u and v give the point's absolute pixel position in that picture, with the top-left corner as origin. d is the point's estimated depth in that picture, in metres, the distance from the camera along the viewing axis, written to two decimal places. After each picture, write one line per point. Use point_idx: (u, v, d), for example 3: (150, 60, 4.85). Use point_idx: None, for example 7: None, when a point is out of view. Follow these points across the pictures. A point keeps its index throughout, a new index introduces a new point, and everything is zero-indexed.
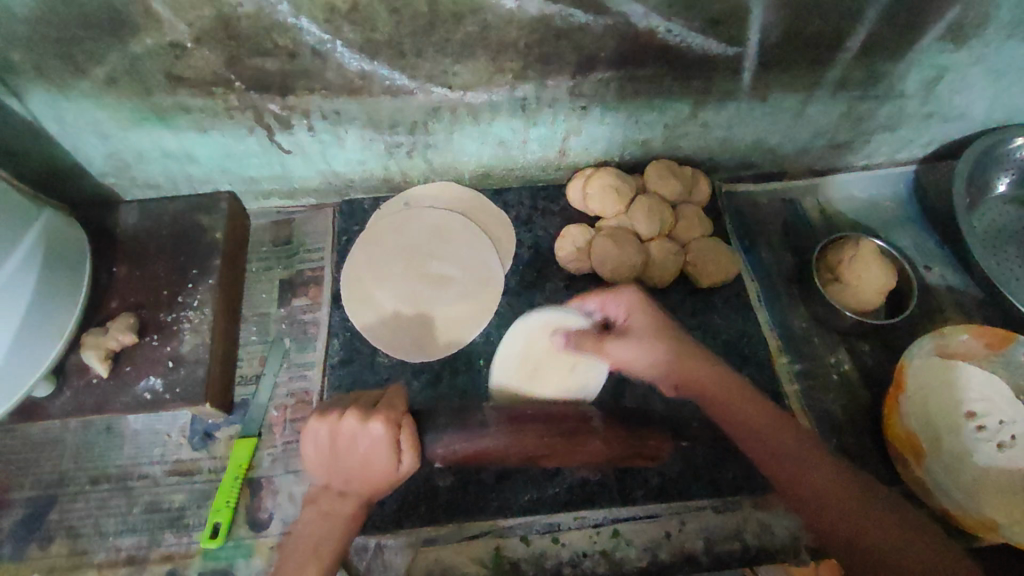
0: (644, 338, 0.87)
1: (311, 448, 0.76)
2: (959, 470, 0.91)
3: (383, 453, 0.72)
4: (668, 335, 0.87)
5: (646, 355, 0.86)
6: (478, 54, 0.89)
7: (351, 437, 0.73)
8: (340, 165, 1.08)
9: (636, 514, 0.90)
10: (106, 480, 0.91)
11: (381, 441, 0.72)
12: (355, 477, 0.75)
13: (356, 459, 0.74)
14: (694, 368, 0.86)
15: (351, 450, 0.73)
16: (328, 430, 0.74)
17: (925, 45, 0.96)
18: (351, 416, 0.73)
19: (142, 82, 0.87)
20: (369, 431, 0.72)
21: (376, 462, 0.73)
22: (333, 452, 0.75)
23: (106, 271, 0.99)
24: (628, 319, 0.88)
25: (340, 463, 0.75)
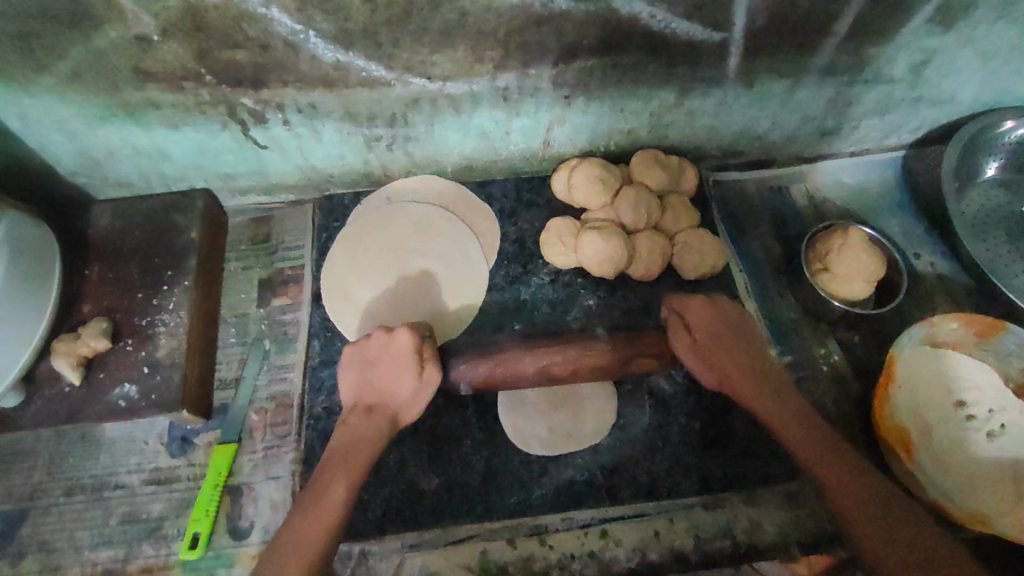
0: (706, 333, 0.89)
1: (347, 373, 0.84)
2: (948, 463, 0.91)
3: (407, 357, 0.82)
4: (732, 332, 0.90)
5: (705, 343, 0.89)
6: (457, 43, 0.86)
7: (380, 348, 0.83)
8: (318, 160, 1.05)
9: (625, 514, 0.89)
10: (81, 491, 0.89)
11: (406, 345, 0.82)
12: (384, 391, 0.81)
13: (384, 369, 0.82)
14: (750, 363, 0.88)
15: (379, 361, 0.83)
16: (359, 349, 0.84)
17: (914, 28, 0.94)
18: (379, 330, 0.84)
19: (107, 77, 0.84)
20: (396, 337, 0.83)
21: (403, 368, 0.81)
22: (362, 370, 0.83)
23: (77, 274, 0.96)
24: (696, 314, 0.91)
25: (369, 377, 0.82)
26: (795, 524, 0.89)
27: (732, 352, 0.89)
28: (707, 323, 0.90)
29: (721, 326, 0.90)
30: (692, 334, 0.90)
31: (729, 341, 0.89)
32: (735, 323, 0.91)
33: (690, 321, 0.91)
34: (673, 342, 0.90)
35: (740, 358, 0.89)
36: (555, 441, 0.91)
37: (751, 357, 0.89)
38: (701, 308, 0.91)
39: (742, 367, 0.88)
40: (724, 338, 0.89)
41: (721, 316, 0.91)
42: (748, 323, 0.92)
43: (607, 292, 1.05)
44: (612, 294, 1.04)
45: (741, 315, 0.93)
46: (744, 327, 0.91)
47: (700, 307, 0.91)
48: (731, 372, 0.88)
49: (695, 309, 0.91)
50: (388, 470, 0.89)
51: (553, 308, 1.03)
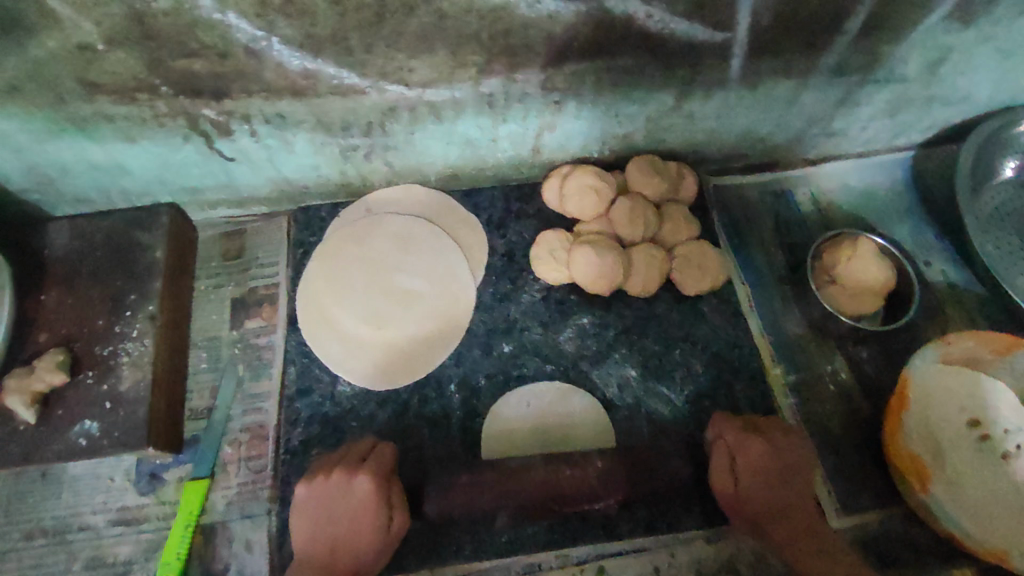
0: (759, 484, 0.79)
1: (298, 520, 0.79)
2: (965, 490, 0.83)
3: (372, 510, 0.77)
4: (789, 480, 0.80)
5: (751, 494, 0.79)
6: (435, 48, 0.79)
7: (336, 500, 0.78)
8: (290, 171, 0.98)
9: (623, 549, 0.84)
10: (42, 535, 0.85)
11: (370, 499, 0.77)
12: (347, 540, 0.77)
13: (343, 520, 0.77)
14: (800, 512, 0.80)
15: (339, 505, 0.78)
16: (315, 492, 0.79)
17: (931, 25, 0.87)
18: (338, 474, 0.78)
19: (51, 90, 0.76)
20: (356, 486, 0.77)
21: (371, 518, 0.77)
22: (319, 514, 0.78)
23: (33, 301, 0.90)
24: (747, 464, 0.80)
25: (329, 524, 0.77)
26: None
27: (789, 503, 0.80)
28: (764, 473, 0.79)
29: (776, 481, 0.79)
30: (737, 482, 0.80)
31: (784, 494, 0.79)
32: (798, 470, 0.80)
33: (739, 465, 0.80)
34: (717, 487, 0.81)
35: (790, 507, 0.80)
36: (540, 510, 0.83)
37: (797, 507, 0.80)
38: (759, 454, 0.80)
39: (790, 516, 0.79)
40: (780, 491, 0.79)
41: (784, 463, 0.79)
42: (807, 467, 0.81)
43: (601, 310, 0.99)
44: (607, 312, 0.99)
45: (798, 445, 0.82)
46: (799, 470, 0.81)
47: (759, 453, 0.80)
48: (774, 525, 0.79)
49: (751, 456, 0.80)
50: None
51: (544, 328, 0.97)
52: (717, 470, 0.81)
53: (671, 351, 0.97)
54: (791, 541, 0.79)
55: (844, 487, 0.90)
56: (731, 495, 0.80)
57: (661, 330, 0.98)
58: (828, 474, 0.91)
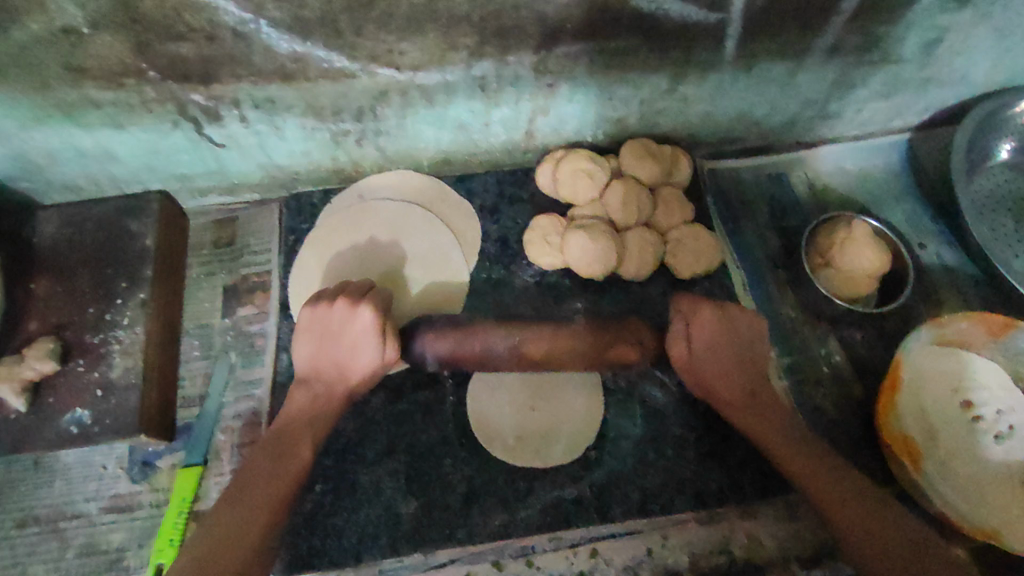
0: (709, 349, 0.84)
1: (305, 339, 0.82)
2: (954, 469, 0.85)
3: (371, 339, 0.79)
4: (734, 347, 0.85)
5: (699, 359, 0.84)
6: (426, 30, 0.77)
7: (340, 324, 0.80)
8: (281, 157, 0.97)
9: (615, 531, 0.85)
10: (35, 523, 0.85)
11: (371, 324, 0.78)
12: (343, 368, 0.81)
13: (344, 339, 0.80)
14: (750, 373, 0.84)
15: (338, 338, 0.80)
16: (320, 316, 0.81)
17: (927, 5, 0.86)
18: (343, 301, 0.80)
19: (36, 75, 0.75)
20: (358, 315, 0.79)
21: (364, 348, 0.79)
22: (321, 334, 0.81)
23: (22, 289, 0.89)
24: (699, 330, 0.84)
25: (326, 360, 0.81)
26: (795, 537, 0.85)
27: (733, 369, 0.84)
28: (711, 337, 0.84)
29: (724, 340, 0.84)
30: (691, 344, 0.84)
31: (733, 362, 0.84)
32: (745, 334, 0.85)
33: (693, 336, 0.84)
34: (671, 349, 0.86)
35: (743, 373, 0.84)
36: (518, 451, 0.87)
37: (752, 365, 0.85)
38: (710, 322, 0.84)
39: (745, 379, 0.84)
40: (726, 356, 0.84)
41: (731, 329, 0.84)
42: (760, 340, 0.86)
43: (594, 294, 0.99)
44: (601, 296, 0.98)
45: (750, 319, 0.86)
46: (751, 332, 0.86)
47: (709, 321, 0.84)
48: (721, 381, 0.84)
49: (701, 322, 0.84)
50: (365, 495, 0.85)
51: (538, 314, 0.97)
52: (670, 336, 0.85)
53: None
54: (723, 399, 0.84)
55: None
56: (686, 358, 0.85)
57: (655, 314, 0.98)
58: None
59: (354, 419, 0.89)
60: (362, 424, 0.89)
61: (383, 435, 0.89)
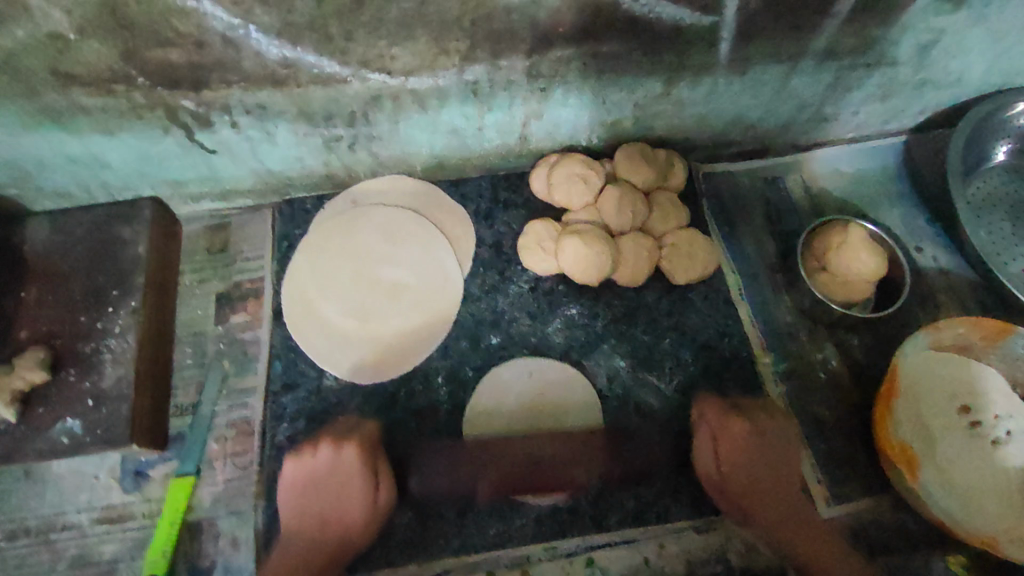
0: (739, 470, 0.82)
1: (290, 494, 0.82)
2: (953, 476, 0.83)
3: (362, 480, 0.81)
4: (769, 466, 0.83)
5: (729, 472, 0.82)
6: (417, 35, 0.77)
7: (326, 471, 0.81)
8: (273, 163, 0.96)
9: (611, 540, 0.84)
10: (26, 535, 0.84)
11: (360, 467, 0.81)
12: (340, 523, 0.80)
13: (334, 488, 0.81)
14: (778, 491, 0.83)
15: (329, 482, 0.81)
16: (305, 468, 0.82)
17: (921, 7, 0.85)
18: (327, 445, 0.82)
19: (23, 82, 0.75)
20: (343, 455, 0.82)
21: (354, 487, 0.81)
22: (314, 484, 0.81)
23: (12, 297, 0.88)
24: (727, 444, 0.83)
25: (318, 497, 0.81)
26: None
27: (766, 488, 0.82)
28: (740, 455, 0.83)
29: (757, 455, 0.83)
30: (718, 461, 0.83)
31: (761, 476, 0.83)
32: (775, 450, 0.84)
33: (722, 453, 0.83)
34: (697, 465, 0.84)
35: (772, 491, 0.82)
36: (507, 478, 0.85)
37: (779, 482, 0.83)
38: (732, 438, 0.84)
39: (774, 503, 0.82)
40: (756, 472, 0.82)
41: (759, 444, 0.83)
42: (790, 451, 0.85)
43: (589, 300, 0.98)
44: (596, 302, 0.98)
45: (783, 427, 0.86)
46: (781, 445, 0.85)
47: (737, 437, 0.84)
48: (758, 498, 0.82)
49: (730, 435, 0.84)
50: None
51: (533, 320, 0.96)
52: (697, 453, 0.84)
53: (661, 341, 0.96)
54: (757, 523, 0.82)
55: (835, 476, 0.90)
56: (713, 473, 0.83)
57: (650, 320, 0.97)
58: (818, 461, 0.91)
59: None
60: None
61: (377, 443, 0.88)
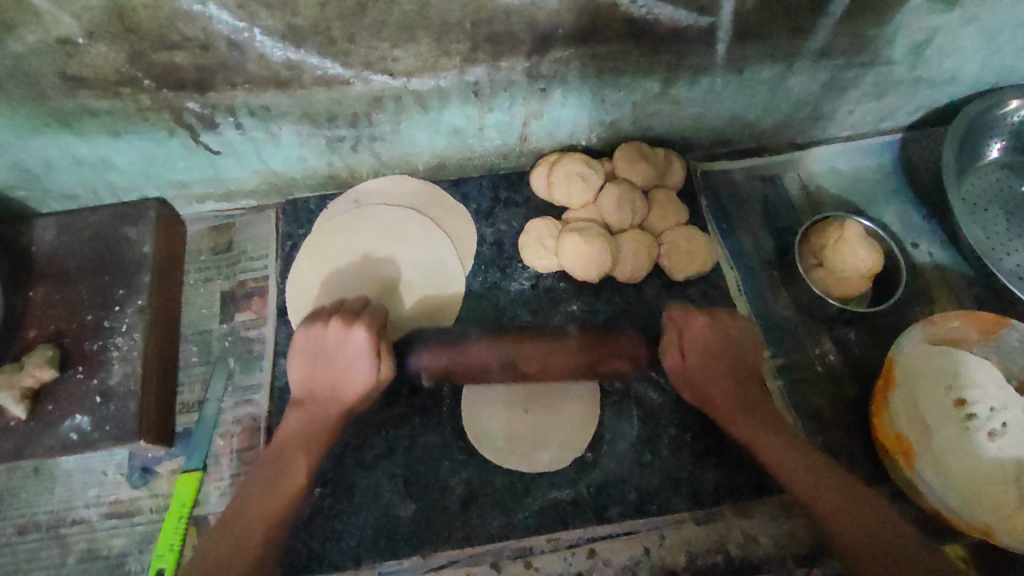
0: (704, 360, 0.84)
1: (300, 362, 0.83)
2: (948, 466, 0.85)
3: (364, 357, 0.80)
4: (732, 359, 0.85)
5: (693, 367, 0.84)
6: (419, 37, 0.78)
7: (335, 344, 0.82)
8: (277, 163, 0.98)
9: (612, 531, 0.85)
10: (36, 529, 0.85)
11: (364, 343, 0.80)
12: (336, 393, 0.82)
13: (339, 363, 0.81)
14: (743, 380, 0.84)
15: (333, 358, 0.82)
16: (315, 340, 0.83)
17: (914, 7, 0.87)
18: (337, 321, 0.82)
19: (32, 85, 0.76)
20: (353, 335, 0.81)
21: (360, 364, 0.80)
22: (317, 357, 0.83)
23: (21, 298, 0.90)
24: (693, 338, 0.84)
25: (324, 377, 0.82)
26: (792, 536, 0.84)
27: (727, 383, 0.84)
28: (708, 346, 0.84)
29: (721, 351, 0.84)
30: (684, 354, 0.84)
31: (727, 372, 0.84)
32: (740, 345, 0.85)
33: (688, 347, 0.84)
34: (665, 357, 0.85)
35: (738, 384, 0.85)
36: (506, 453, 0.88)
37: (741, 382, 0.85)
38: (700, 330, 0.84)
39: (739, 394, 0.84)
40: (720, 369, 0.84)
41: (725, 336, 0.85)
42: (755, 346, 0.87)
43: (589, 296, 0.99)
44: (596, 299, 0.99)
45: (745, 327, 0.87)
46: (748, 344, 0.86)
47: (704, 330, 0.84)
48: (717, 389, 0.84)
49: (695, 329, 0.85)
50: (365, 499, 0.86)
51: (534, 317, 0.98)
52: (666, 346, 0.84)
53: None
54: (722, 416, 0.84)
55: None
56: (679, 368, 0.84)
57: (650, 315, 0.99)
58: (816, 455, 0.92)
59: (352, 424, 0.90)
60: (360, 428, 0.90)
61: (381, 438, 0.90)
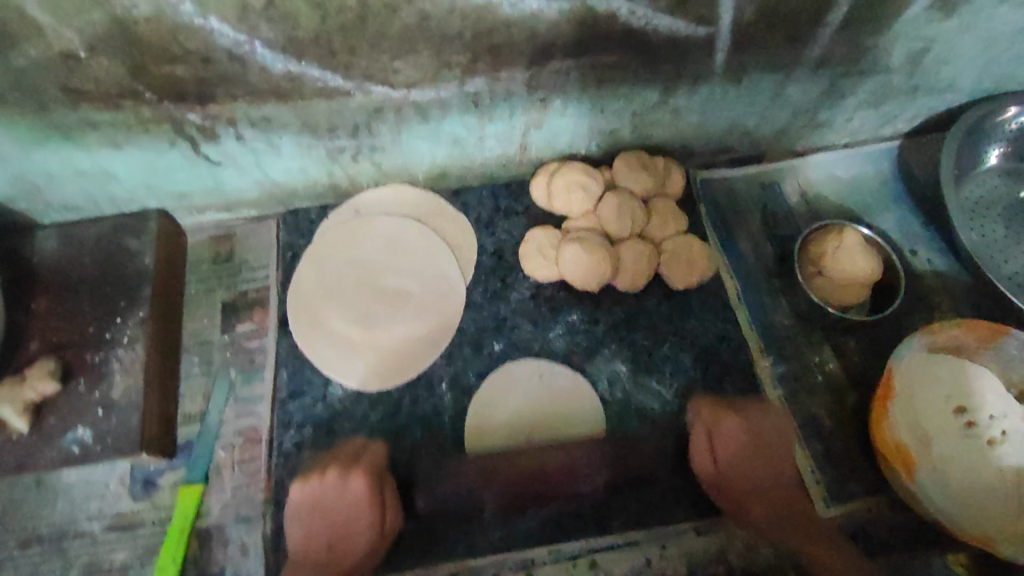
0: (735, 466, 0.86)
1: (295, 519, 0.83)
2: (948, 475, 0.85)
3: (364, 507, 0.83)
4: (767, 455, 0.88)
5: (725, 465, 0.86)
6: (419, 49, 0.78)
7: (332, 496, 0.83)
8: (278, 174, 0.98)
9: (614, 542, 0.85)
10: (38, 543, 0.85)
11: (361, 499, 0.83)
12: (344, 546, 0.82)
13: (339, 515, 0.82)
14: (776, 480, 0.86)
15: (335, 503, 0.83)
16: (313, 491, 0.84)
17: (912, 16, 0.87)
18: (332, 473, 0.84)
19: (34, 99, 0.76)
20: (349, 488, 0.83)
21: (358, 534, 0.82)
22: (314, 511, 0.83)
23: (23, 309, 0.90)
24: (720, 437, 0.88)
25: (320, 524, 0.83)
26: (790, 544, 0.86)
27: (762, 486, 0.86)
28: (736, 450, 0.87)
29: (751, 452, 0.87)
30: (716, 459, 0.87)
31: (762, 475, 0.86)
32: (770, 444, 0.89)
33: (716, 447, 0.87)
34: (696, 465, 0.87)
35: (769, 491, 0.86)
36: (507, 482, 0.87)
37: (774, 486, 0.86)
38: (729, 433, 0.88)
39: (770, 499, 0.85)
40: (752, 472, 0.86)
41: (751, 439, 0.88)
42: (783, 445, 0.89)
43: (590, 306, 1.00)
44: (596, 308, 0.99)
45: (774, 425, 0.91)
46: (777, 448, 0.89)
47: (732, 431, 0.88)
48: (750, 496, 0.85)
49: (724, 431, 0.88)
50: None
51: (534, 326, 0.98)
52: (694, 445, 0.88)
53: (661, 345, 0.97)
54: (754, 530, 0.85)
55: (834, 477, 0.91)
56: (711, 473, 0.86)
57: (650, 325, 0.99)
58: (817, 464, 0.92)
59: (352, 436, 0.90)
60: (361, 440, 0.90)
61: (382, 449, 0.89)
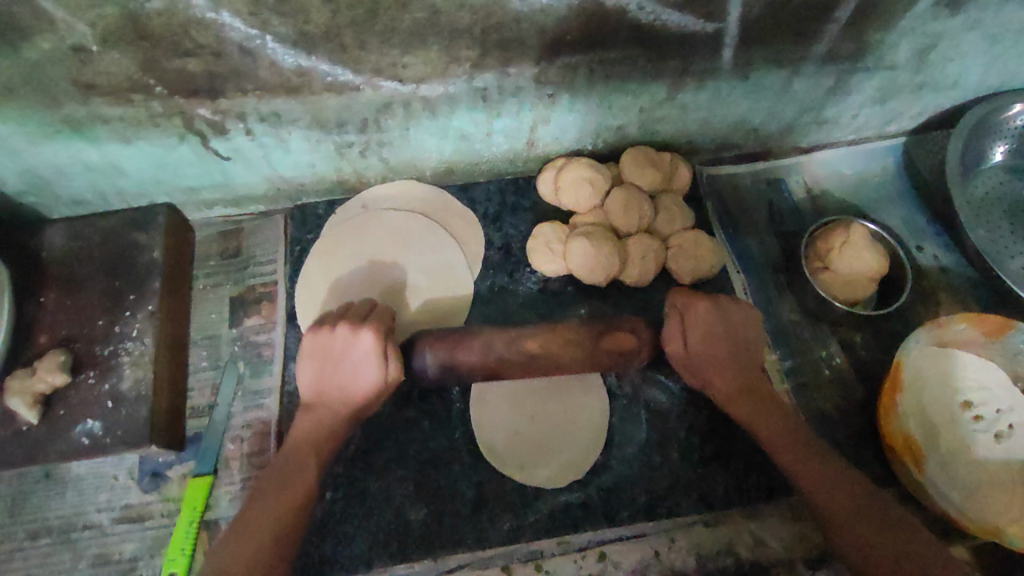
0: (711, 340, 0.84)
1: (308, 364, 0.83)
2: (956, 468, 0.86)
3: (373, 358, 0.79)
4: (739, 340, 0.85)
5: (696, 354, 0.84)
6: (429, 44, 0.79)
7: (343, 345, 0.81)
8: (286, 169, 0.98)
9: (622, 534, 0.86)
10: (48, 534, 0.86)
11: (371, 346, 0.79)
12: (343, 392, 0.81)
13: (345, 367, 0.81)
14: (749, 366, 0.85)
15: (341, 363, 0.81)
16: (322, 341, 0.82)
17: (918, 13, 0.87)
18: (344, 325, 0.81)
19: (45, 92, 0.77)
20: (359, 338, 0.80)
21: (367, 369, 0.79)
22: (324, 361, 0.82)
23: (32, 303, 0.90)
24: (698, 321, 0.84)
25: (331, 378, 0.82)
26: (801, 539, 0.86)
27: (732, 364, 0.85)
28: (714, 327, 0.85)
29: (726, 334, 0.85)
30: (687, 342, 0.85)
31: (728, 355, 0.85)
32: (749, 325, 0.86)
33: (691, 327, 0.84)
34: (668, 345, 0.85)
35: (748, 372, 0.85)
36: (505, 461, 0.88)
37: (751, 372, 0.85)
38: (708, 312, 0.85)
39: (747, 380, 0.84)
40: (723, 348, 0.85)
41: (733, 321, 0.86)
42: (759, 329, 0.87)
43: (597, 300, 1.00)
44: (604, 303, 1.00)
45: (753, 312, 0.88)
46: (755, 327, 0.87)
47: (712, 311, 0.85)
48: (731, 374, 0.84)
49: (698, 312, 0.85)
50: (376, 503, 0.86)
51: (542, 321, 0.98)
52: (668, 330, 0.84)
53: None
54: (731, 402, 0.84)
55: None
56: (680, 353, 0.85)
57: (657, 319, 0.99)
58: None
59: (362, 428, 0.90)
60: (370, 432, 0.90)
61: (391, 442, 0.90)
